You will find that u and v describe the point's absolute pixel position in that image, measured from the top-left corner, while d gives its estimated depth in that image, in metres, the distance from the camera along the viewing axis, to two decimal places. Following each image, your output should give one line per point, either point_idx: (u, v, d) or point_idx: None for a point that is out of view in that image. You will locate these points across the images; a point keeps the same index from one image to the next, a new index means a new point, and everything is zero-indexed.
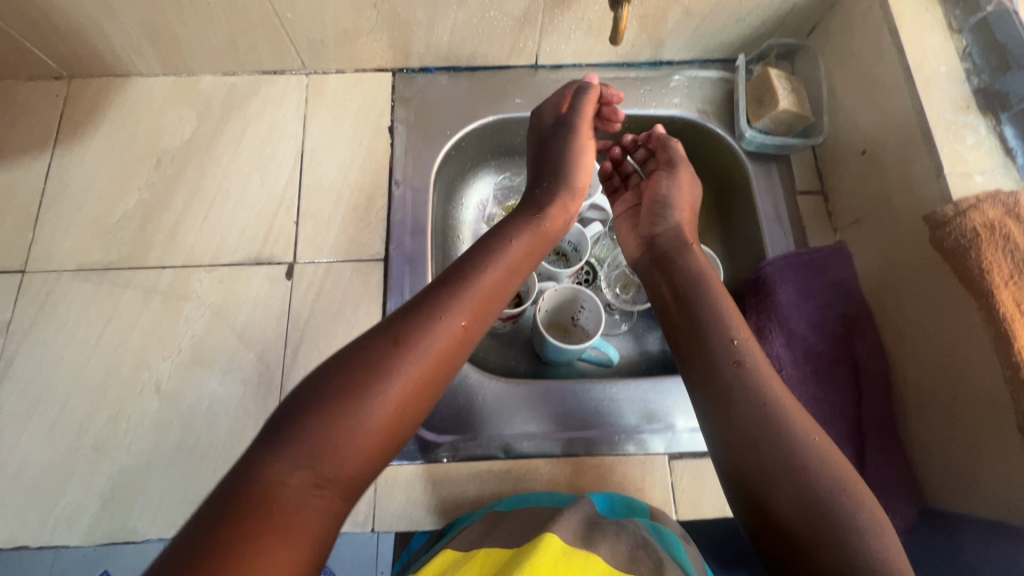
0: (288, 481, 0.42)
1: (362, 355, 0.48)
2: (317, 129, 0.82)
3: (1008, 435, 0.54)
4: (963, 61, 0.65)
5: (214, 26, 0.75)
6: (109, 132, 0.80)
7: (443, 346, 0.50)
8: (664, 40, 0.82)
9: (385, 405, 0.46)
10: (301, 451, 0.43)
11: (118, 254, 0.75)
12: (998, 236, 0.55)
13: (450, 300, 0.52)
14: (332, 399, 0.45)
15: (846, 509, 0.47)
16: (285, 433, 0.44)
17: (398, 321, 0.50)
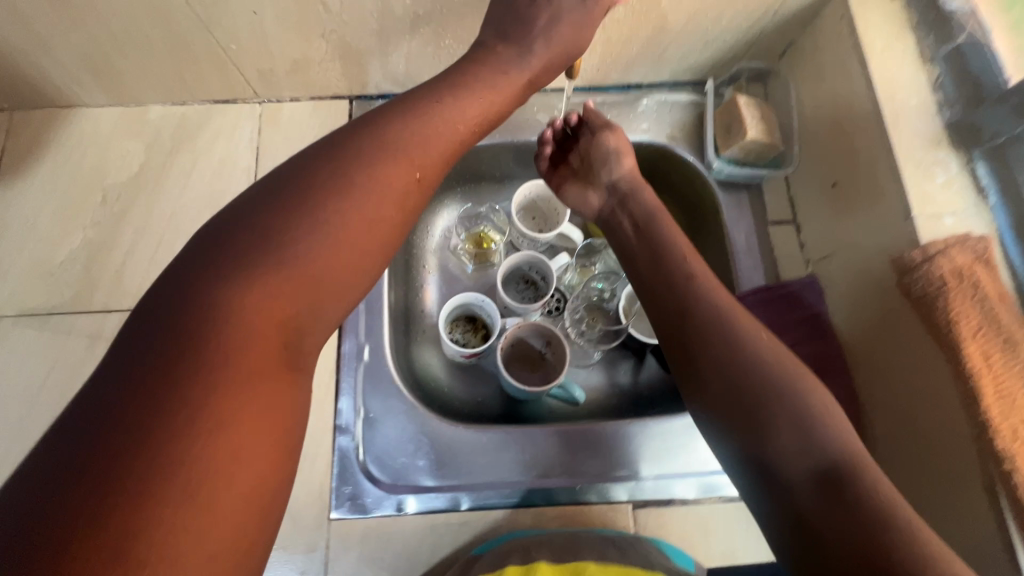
0: (250, 318, 0.38)
1: (305, 185, 0.42)
2: (271, 162, 0.79)
3: (975, 495, 0.52)
4: (935, 93, 0.63)
5: (157, 58, 0.71)
6: (52, 168, 0.77)
7: (401, 173, 0.45)
8: (630, 65, 0.79)
9: (347, 231, 0.42)
10: (225, 296, 0.38)
11: (61, 298, 0.72)
12: (968, 283, 0.53)
13: (400, 120, 0.48)
14: (280, 237, 0.40)
15: (793, 394, 0.48)
16: (230, 271, 0.39)
17: (324, 163, 0.43)
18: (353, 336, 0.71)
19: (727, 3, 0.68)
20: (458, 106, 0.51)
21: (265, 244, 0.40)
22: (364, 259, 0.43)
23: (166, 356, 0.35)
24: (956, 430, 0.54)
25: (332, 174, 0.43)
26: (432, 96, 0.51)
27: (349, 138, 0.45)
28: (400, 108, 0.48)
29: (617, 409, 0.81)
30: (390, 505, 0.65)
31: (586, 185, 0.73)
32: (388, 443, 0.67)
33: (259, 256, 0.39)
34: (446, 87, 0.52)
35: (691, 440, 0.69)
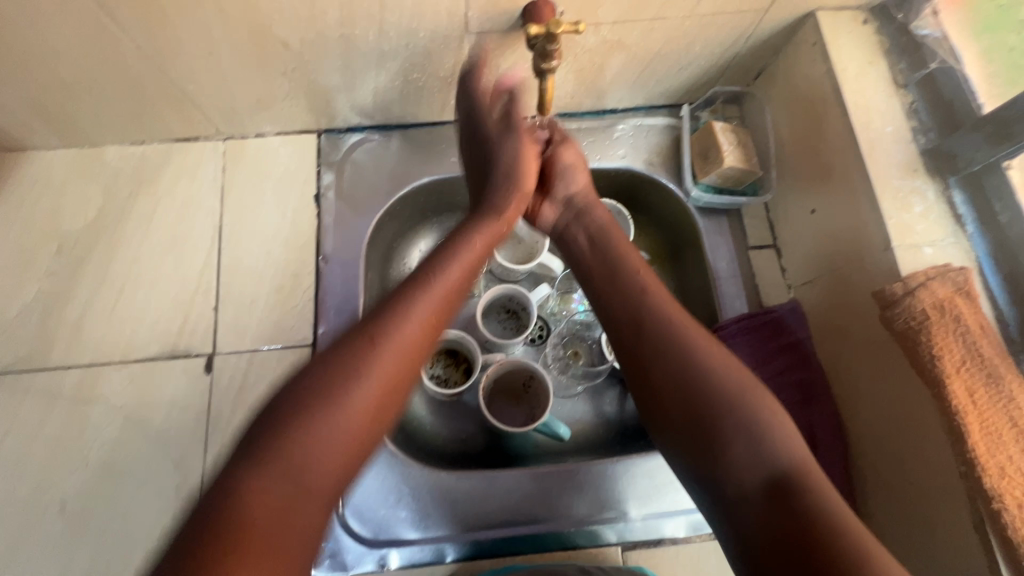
0: (272, 499, 0.40)
1: (320, 364, 0.45)
2: (237, 201, 0.76)
3: (965, 531, 0.51)
4: (909, 120, 0.62)
5: (109, 99, 0.68)
6: (3, 216, 0.73)
7: (407, 338, 0.47)
8: (604, 91, 0.77)
9: (354, 407, 0.43)
10: (264, 468, 0.40)
11: (15, 355, 0.68)
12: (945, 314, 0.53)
13: (408, 285, 0.50)
14: (295, 422, 0.42)
15: (749, 406, 0.49)
16: (255, 452, 0.41)
17: (349, 336, 0.46)
18: None
19: (699, 31, 0.67)
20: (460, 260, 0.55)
21: (284, 425, 0.42)
22: (369, 431, 0.44)
23: (206, 543, 0.37)
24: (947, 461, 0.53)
25: (345, 350, 0.45)
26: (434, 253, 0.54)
27: (365, 313, 0.48)
28: (409, 274, 0.51)
29: (603, 441, 0.79)
30: (372, 561, 0.63)
31: (544, 201, 0.70)
32: (367, 495, 0.65)
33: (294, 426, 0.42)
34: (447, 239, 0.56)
35: (680, 477, 0.67)
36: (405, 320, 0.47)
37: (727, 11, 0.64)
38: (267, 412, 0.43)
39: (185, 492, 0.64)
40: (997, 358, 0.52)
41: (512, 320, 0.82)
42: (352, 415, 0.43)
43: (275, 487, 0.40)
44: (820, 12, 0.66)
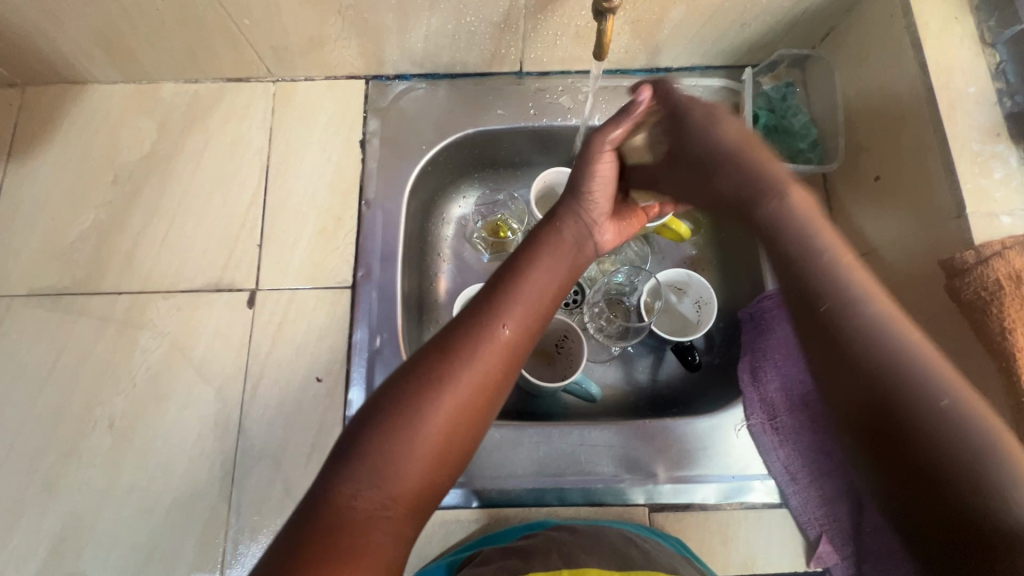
0: (366, 500, 0.40)
1: (411, 378, 0.44)
2: (285, 142, 0.77)
3: None
4: (994, 81, 0.58)
5: (168, 33, 0.69)
6: (64, 145, 0.76)
7: (498, 356, 0.46)
8: (661, 46, 0.74)
9: (443, 423, 0.42)
10: (364, 467, 0.41)
11: (71, 278, 0.71)
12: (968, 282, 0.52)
13: (498, 301, 0.48)
14: (387, 437, 0.41)
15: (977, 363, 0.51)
16: (347, 457, 0.41)
17: (447, 335, 0.47)
18: (366, 325, 0.69)
19: None
20: (552, 274, 0.51)
21: (374, 437, 0.41)
22: (457, 449, 0.43)
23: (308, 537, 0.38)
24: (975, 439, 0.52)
25: (436, 364, 0.44)
26: (526, 262, 0.52)
27: (454, 326, 0.47)
28: (499, 288, 0.49)
29: (633, 407, 0.77)
30: None
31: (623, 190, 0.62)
32: None
33: (387, 426, 0.42)
34: (539, 252, 0.52)
35: (713, 445, 0.66)
36: (496, 339, 0.46)
37: None
38: (358, 422, 0.43)
39: (223, 419, 0.66)
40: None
41: None
42: (441, 430, 0.42)
43: (368, 493, 0.40)
44: None
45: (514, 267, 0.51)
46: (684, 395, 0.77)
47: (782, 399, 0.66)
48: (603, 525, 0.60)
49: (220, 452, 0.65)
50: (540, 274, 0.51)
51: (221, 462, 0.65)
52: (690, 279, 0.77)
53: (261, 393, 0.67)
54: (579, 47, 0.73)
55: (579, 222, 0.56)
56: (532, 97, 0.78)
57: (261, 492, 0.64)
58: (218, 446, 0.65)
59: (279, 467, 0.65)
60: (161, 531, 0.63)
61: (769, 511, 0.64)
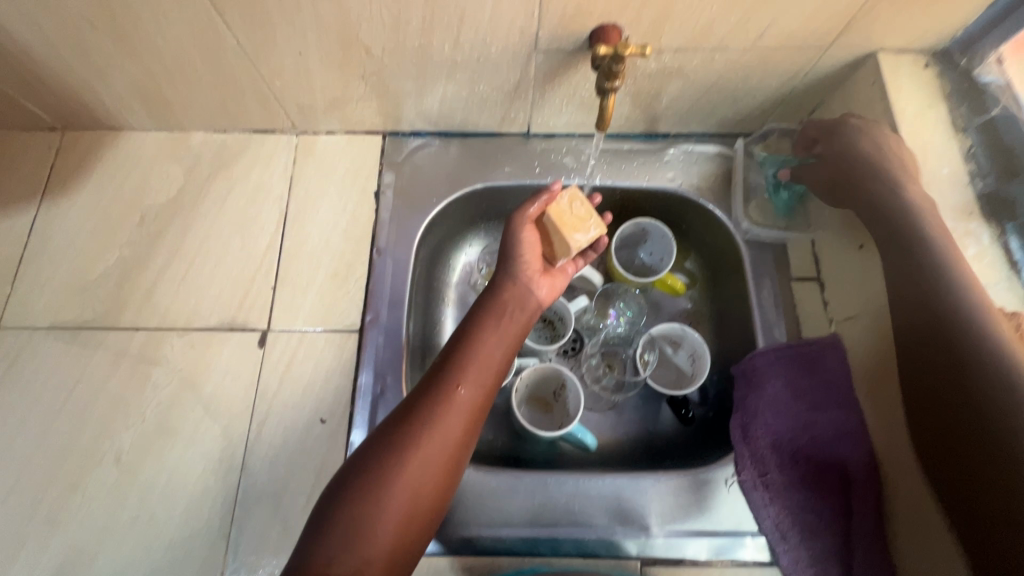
0: (341, 564, 0.47)
1: (374, 453, 0.52)
2: (304, 191, 0.82)
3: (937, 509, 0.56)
4: (967, 163, 0.63)
5: (203, 89, 0.74)
6: (97, 186, 0.81)
7: (451, 419, 0.53)
8: (659, 115, 0.79)
9: (404, 490, 0.50)
10: (337, 535, 0.48)
11: (92, 313, 0.74)
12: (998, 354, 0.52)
13: (447, 373, 0.56)
14: (354, 504, 0.49)
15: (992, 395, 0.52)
16: (322, 527, 0.48)
17: (407, 406, 0.54)
18: (371, 369, 0.72)
19: (759, 63, 0.69)
20: (497, 346, 0.59)
21: (344, 507, 0.49)
22: (421, 508, 0.51)
23: None
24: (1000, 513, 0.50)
25: (395, 438, 0.52)
26: (474, 331, 0.60)
27: (410, 400, 0.55)
28: (450, 360, 0.57)
29: (628, 457, 0.79)
30: None
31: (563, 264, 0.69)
32: None
33: (354, 494, 0.49)
34: (484, 327, 0.60)
35: (704, 499, 0.67)
36: (447, 408, 0.54)
37: (790, 45, 0.66)
38: (329, 497, 0.50)
39: (227, 456, 0.68)
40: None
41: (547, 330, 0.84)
42: (403, 494, 0.50)
43: (340, 559, 0.47)
44: (883, 53, 0.67)
45: (465, 335, 0.60)
46: (678, 447, 0.78)
47: (772, 457, 0.68)
48: None
49: (222, 489, 0.67)
50: (491, 340, 0.59)
51: (223, 499, 0.66)
52: (685, 335, 0.80)
53: (267, 432, 0.69)
54: (583, 114, 0.79)
55: (525, 296, 0.64)
56: (538, 156, 0.83)
57: (261, 531, 0.65)
58: (221, 483, 0.67)
59: (278, 507, 0.66)
60: (159, 568, 0.64)
61: (760, 567, 0.65)
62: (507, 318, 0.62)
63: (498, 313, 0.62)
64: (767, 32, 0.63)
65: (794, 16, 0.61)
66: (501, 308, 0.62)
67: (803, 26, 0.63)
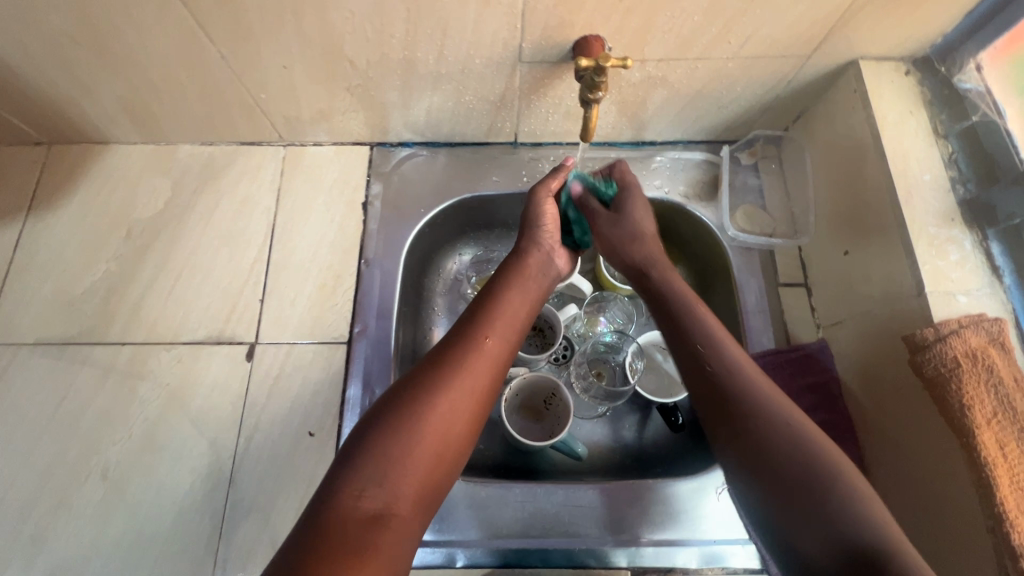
0: (370, 499, 0.44)
1: (405, 391, 0.51)
2: (292, 202, 0.81)
3: (935, 508, 0.56)
4: (948, 169, 0.63)
5: (189, 103, 0.74)
6: (83, 200, 0.80)
7: (480, 365, 0.54)
8: (645, 123, 0.80)
9: (437, 426, 0.49)
10: (370, 470, 0.46)
11: (78, 328, 0.73)
12: (744, 375, 0.53)
13: (475, 324, 0.57)
14: (387, 437, 0.47)
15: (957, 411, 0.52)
16: (354, 460, 0.46)
17: (435, 353, 0.55)
18: (360, 381, 0.71)
19: (742, 72, 0.69)
20: (521, 304, 0.62)
21: (377, 440, 0.47)
22: (451, 448, 0.50)
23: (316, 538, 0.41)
24: (960, 529, 0.54)
25: (426, 377, 0.52)
26: (496, 293, 0.62)
27: (440, 347, 0.55)
28: (476, 317, 0.58)
29: (619, 466, 0.79)
30: None
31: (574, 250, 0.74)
32: None
33: (387, 427, 0.48)
34: (508, 287, 0.63)
35: (694, 508, 0.67)
36: (478, 352, 0.54)
37: (772, 54, 0.66)
38: (357, 435, 0.48)
39: (215, 471, 0.68)
40: (997, 423, 0.51)
41: (537, 339, 0.83)
42: (435, 431, 0.49)
43: (371, 493, 0.45)
44: (863, 61, 0.68)
45: (489, 295, 0.61)
46: (668, 455, 0.79)
47: None
48: None
49: (209, 505, 0.66)
50: (515, 300, 0.62)
51: (210, 515, 0.66)
52: None
53: (255, 446, 0.69)
54: (569, 123, 0.79)
55: (541, 263, 0.68)
56: (526, 165, 0.84)
57: (248, 547, 0.64)
58: (208, 499, 0.66)
59: (266, 522, 0.65)
60: None
61: None
62: (523, 281, 0.64)
63: (518, 278, 0.64)
64: (749, 42, 0.64)
65: (775, 25, 0.62)
66: (523, 272, 0.65)
67: (784, 36, 0.63)
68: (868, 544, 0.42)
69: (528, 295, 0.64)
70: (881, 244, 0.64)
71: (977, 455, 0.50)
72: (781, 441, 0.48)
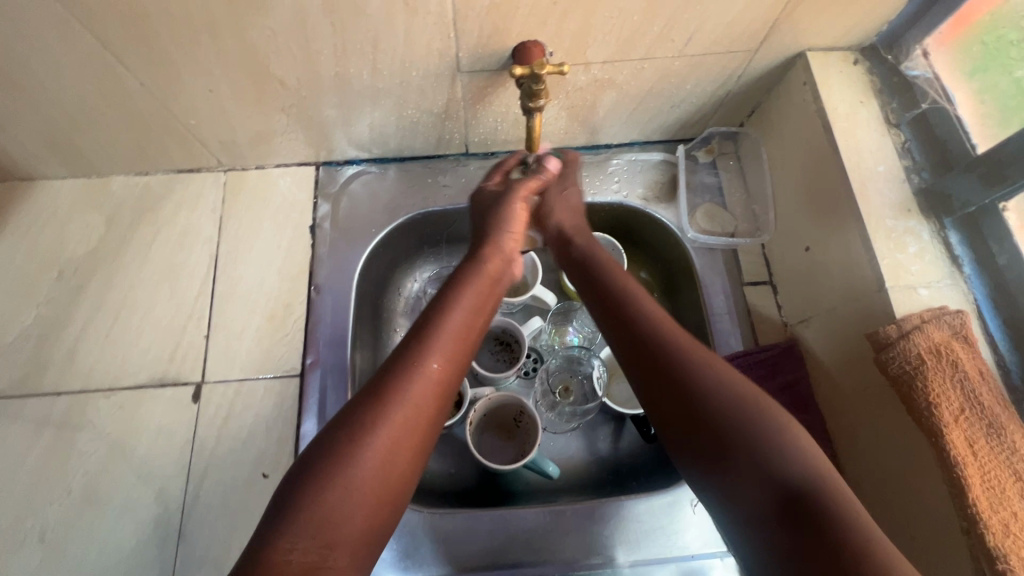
0: (301, 553, 0.41)
1: (338, 434, 0.45)
2: (235, 230, 0.78)
3: (910, 508, 0.55)
4: (902, 159, 0.62)
5: (116, 133, 0.70)
6: (9, 241, 0.75)
7: (426, 390, 0.48)
8: (598, 127, 0.77)
9: (373, 464, 0.44)
10: (301, 525, 0.41)
11: (9, 380, 0.69)
12: (665, 334, 0.52)
13: (420, 344, 0.51)
14: (321, 484, 0.43)
15: (922, 413, 0.50)
16: (285, 510, 0.42)
17: (377, 376, 0.48)
18: (315, 415, 0.68)
19: (690, 70, 0.67)
20: (472, 315, 0.55)
21: (308, 493, 0.42)
22: (391, 490, 0.45)
23: None
24: (938, 529, 0.52)
25: (362, 416, 0.46)
26: (448, 302, 0.55)
27: (383, 369, 0.49)
28: (424, 331, 0.52)
29: (594, 480, 0.77)
30: None
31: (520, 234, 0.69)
32: None
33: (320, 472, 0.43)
34: (456, 295, 0.56)
35: (671, 522, 0.65)
36: (420, 379, 0.48)
37: (719, 50, 0.64)
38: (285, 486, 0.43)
39: (164, 523, 0.63)
40: (963, 421, 0.49)
41: (503, 355, 0.81)
42: (373, 470, 0.44)
43: (303, 547, 0.41)
44: (810, 52, 0.66)
45: (439, 304, 0.54)
46: (643, 466, 0.76)
47: None
48: None
49: (158, 560, 0.62)
50: (467, 309, 0.55)
51: (159, 571, 0.62)
52: None
53: (205, 494, 0.65)
54: (520, 131, 0.76)
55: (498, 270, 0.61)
56: (479, 176, 0.81)
57: None
58: (157, 553, 0.62)
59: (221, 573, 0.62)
60: None
61: None
62: (481, 286, 0.58)
63: (474, 282, 0.57)
64: (693, 40, 0.62)
65: (717, 21, 0.60)
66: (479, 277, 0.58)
67: (727, 32, 0.61)
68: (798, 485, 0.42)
69: (483, 301, 0.57)
70: (840, 236, 0.62)
71: (945, 457, 0.49)
72: (704, 396, 0.47)
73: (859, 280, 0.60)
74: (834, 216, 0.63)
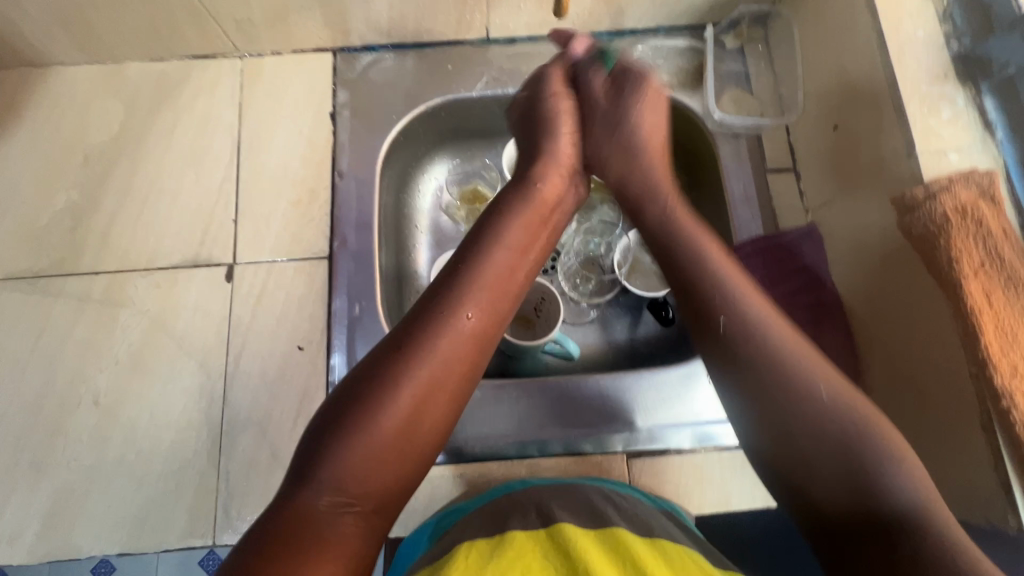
0: (330, 499, 0.39)
1: (371, 374, 0.43)
2: (255, 117, 0.77)
3: (920, 368, 0.57)
4: (943, 24, 0.59)
5: (130, 9, 0.68)
6: (31, 128, 0.75)
7: (460, 347, 0.45)
8: (624, 7, 0.75)
9: (405, 415, 0.41)
10: (331, 467, 0.39)
11: (46, 260, 0.71)
12: (779, 337, 0.46)
13: (454, 295, 0.47)
14: (354, 427, 0.40)
15: (942, 271, 0.52)
16: (318, 446, 0.40)
17: (410, 323, 0.45)
18: (344, 292, 0.69)
19: None
20: (510, 261, 0.51)
21: (338, 433, 0.40)
22: (414, 450, 0.42)
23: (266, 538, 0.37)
24: (953, 387, 0.53)
25: (393, 362, 0.43)
26: (489, 241, 0.51)
27: (417, 314, 0.46)
28: (458, 280, 0.48)
29: (612, 365, 0.80)
30: None
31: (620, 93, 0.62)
32: None
33: (354, 411, 0.41)
34: (493, 236, 0.51)
35: (686, 392, 0.68)
36: (448, 338, 0.45)
37: None
38: (319, 428, 0.41)
39: (207, 389, 0.67)
40: (983, 276, 0.50)
41: None
42: (404, 419, 0.41)
43: (331, 491, 0.39)
44: None
45: (473, 247, 0.50)
46: (660, 350, 0.80)
47: None
48: (588, 483, 0.57)
49: (206, 421, 0.66)
50: (508, 253, 0.51)
51: (208, 431, 0.66)
52: None
53: (245, 364, 0.68)
54: (543, 11, 0.74)
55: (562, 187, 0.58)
56: (501, 62, 0.78)
57: (250, 457, 0.65)
58: (204, 416, 0.67)
59: (265, 433, 0.66)
60: (150, 502, 0.64)
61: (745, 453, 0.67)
62: (525, 230, 0.53)
63: (518, 224, 0.53)
64: None
65: None
66: (525, 213, 0.54)
67: None
68: (890, 514, 0.39)
69: (526, 243, 0.53)
70: (875, 106, 0.61)
71: (963, 311, 0.50)
72: (817, 428, 0.43)
73: (887, 151, 0.60)
74: (868, 89, 0.62)
